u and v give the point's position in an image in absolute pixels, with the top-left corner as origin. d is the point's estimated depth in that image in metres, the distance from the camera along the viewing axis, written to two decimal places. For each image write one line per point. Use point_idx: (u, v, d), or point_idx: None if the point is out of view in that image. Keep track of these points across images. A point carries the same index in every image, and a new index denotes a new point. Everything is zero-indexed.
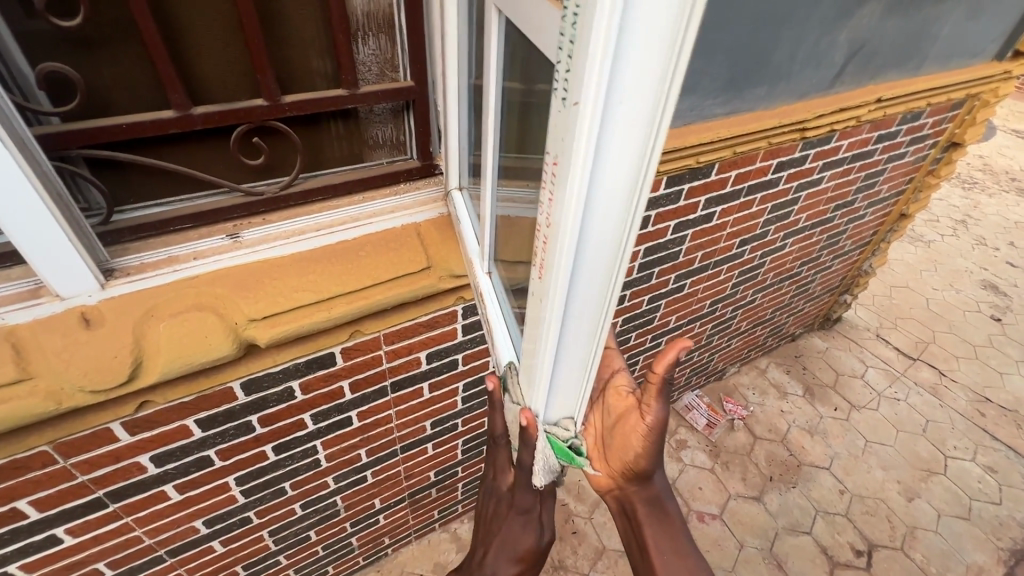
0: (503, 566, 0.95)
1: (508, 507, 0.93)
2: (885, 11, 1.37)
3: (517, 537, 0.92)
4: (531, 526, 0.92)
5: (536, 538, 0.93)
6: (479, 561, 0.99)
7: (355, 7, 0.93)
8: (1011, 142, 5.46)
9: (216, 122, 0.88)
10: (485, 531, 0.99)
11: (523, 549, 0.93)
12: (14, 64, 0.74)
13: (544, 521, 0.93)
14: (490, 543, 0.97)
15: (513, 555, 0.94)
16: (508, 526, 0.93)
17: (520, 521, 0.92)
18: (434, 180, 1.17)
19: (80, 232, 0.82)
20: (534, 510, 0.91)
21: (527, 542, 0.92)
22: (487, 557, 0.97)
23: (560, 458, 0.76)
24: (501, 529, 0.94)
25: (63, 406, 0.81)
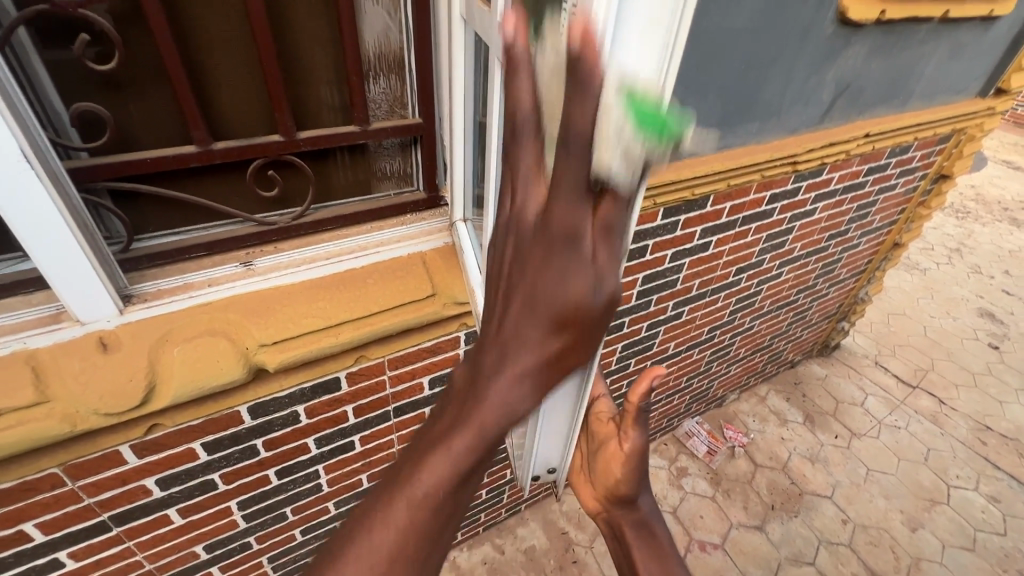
0: (531, 336, 0.52)
1: (536, 238, 0.49)
2: (870, 53, 1.44)
3: (553, 284, 0.49)
4: (579, 263, 0.47)
5: (591, 284, 0.48)
6: (487, 341, 0.56)
7: (368, 50, 0.99)
8: (1002, 173, 5.57)
9: (234, 157, 0.93)
10: (499, 296, 0.55)
11: (567, 302, 0.49)
12: (49, 104, 0.79)
13: (605, 257, 0.48)
14: (507, 306, 0.53)
15: (547, 319, 0.51)
16: (535, 267, 0.49)
17: (559, 252, 0.47)
18: (440, 211, 1.22)
19: (103, 260, 0.86)
20: (583, 227, 0.46)
21: (575, 288, 0.48)
22: (505, 324, 0.54)
23: (650, 135, 0.40)
24: (523, 279, 0.51)
25: (77, 428, 0.83)
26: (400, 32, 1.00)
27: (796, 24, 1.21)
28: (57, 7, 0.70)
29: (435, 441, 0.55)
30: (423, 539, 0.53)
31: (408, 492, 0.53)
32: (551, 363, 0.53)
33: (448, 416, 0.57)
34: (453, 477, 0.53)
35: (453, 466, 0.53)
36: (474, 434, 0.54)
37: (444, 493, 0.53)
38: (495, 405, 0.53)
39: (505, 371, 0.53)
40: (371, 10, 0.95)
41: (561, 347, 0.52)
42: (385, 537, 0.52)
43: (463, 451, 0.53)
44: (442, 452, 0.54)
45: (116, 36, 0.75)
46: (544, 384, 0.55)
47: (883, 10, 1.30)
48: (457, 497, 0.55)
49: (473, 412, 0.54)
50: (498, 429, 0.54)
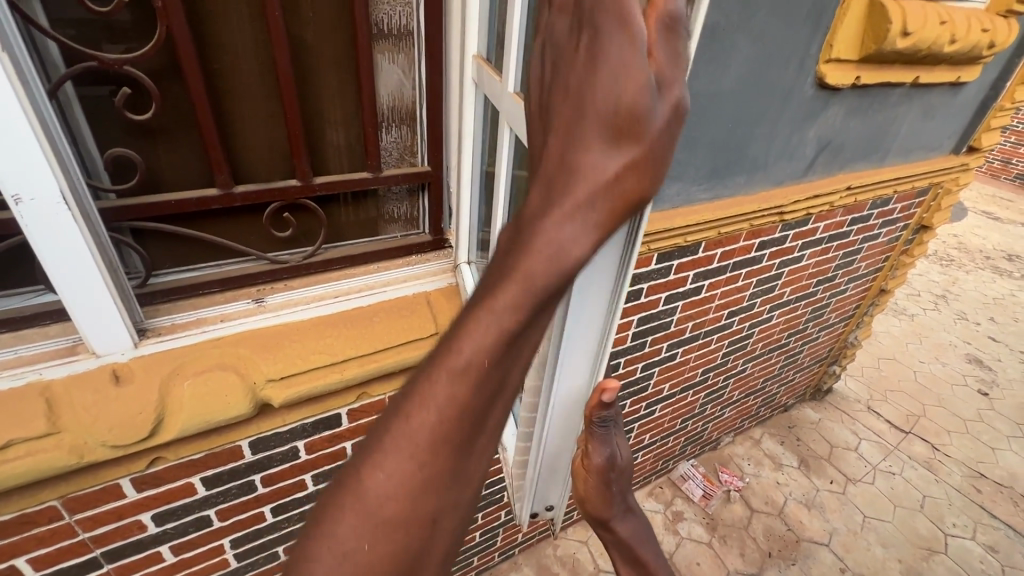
0: (583, 160, 0.45)
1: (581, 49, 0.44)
2: (848, 113, 1.55)
3: (605, 85, 0.43)
4: (631, 54, 0.42)
5: (650, 80, 0.43)
6: (532, 185, 0.49)
7: (382, 102, 1.07)
8: (982, 222, 5.77)
9: (253, 200, 0.99)
10: (544, 122, 0.50)
11: (624, 104, 0.43)
12: (86, 150, 0.85)
13: (658, 54, 0.43)
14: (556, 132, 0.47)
15: (602, 127, 0.44)
16: (583, 76, 0.44)
17: (613, 41, 0.42)
18: (444, 252, 1.28)
19: (123, 295, 0.90)
20: (636, 16, 0.42)
21: (630, 90, 0.42)
22: (552, 148, 0.47)
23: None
24: (571, 92, 0.46)
25: (85, 459, 0.85)
26: (413, 88, 1.08)
27: (778, 87, 1.30)
28: (104, 64, 0.78)
29: (479, 293, 0.47)
30: (466, 422, 0.46)
31: (447, 364, 0.46)
32: (608, 187, 0.45)
33: (491, 271, 0.49)
34: (498, 343, 0.45)
35: (495, 327, 0.45)
36: (519, 292, 0.45)
37: (489, 361, 0.45)
38: (547, 244, 0.45)
39: (555, 203, 0.46)
40: (388, 68, 1.03)
41: (621, 170, 0.45)
42: (426, 420, 0.45)
43: (506, 309, 0.45)
44: (484, 314, 0.46)
45: (156, 90, 0.82)
46: (600, 221, 0.46)
47: (858, 75, 1.41)
48: (502, 376, 0.47)
49: (517, 263, 0.46)
50: (550, 278, 0.46)
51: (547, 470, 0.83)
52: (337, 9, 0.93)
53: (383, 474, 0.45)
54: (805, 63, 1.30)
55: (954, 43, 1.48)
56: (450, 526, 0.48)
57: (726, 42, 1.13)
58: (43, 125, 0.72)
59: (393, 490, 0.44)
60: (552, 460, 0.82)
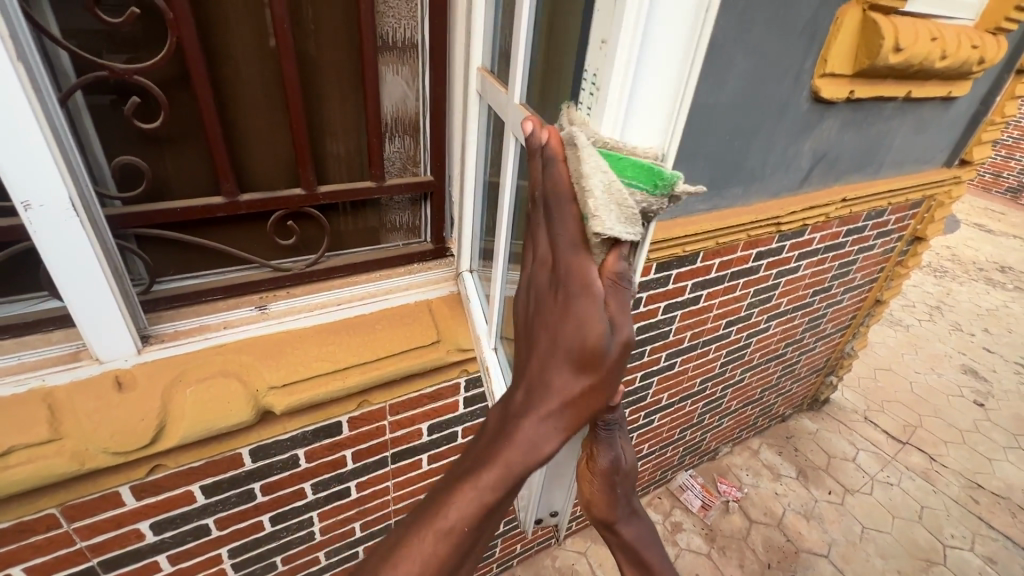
0: (554, 380, 0.55)
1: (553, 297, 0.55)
2: (842, 127, 1.58)
3: (569, 330, 0.53)
4: (590, 312, 0.51)
5: (606, 327, 0.51)
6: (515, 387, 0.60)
7: (386, 113, 1.08)
8: (974, 235, 5.84)
9: (258, 208, 1.00)
10: (528, 337, 0.60)
11: (584, 344, 0.52)
12: (93, 158, 0.86)
13: (614, 304, 0.51)
14: (534, 350, 0.58)
15: (567, 361, 0.54)
16: (554, 320, 0.54)
17: (575, 300, 0.52)
18: (445, 261, 1.29)
19: (127, 301, 0.91)
20: (592, 279, 0.52)
21: (588, 334, 0.52)
22: (532, 365, 0.58)
23: (637, 184, 0.49)
24: (545, 329, 0.56)
25: (86, 466, 0.84)
26: (417, 99, 1.10)
27: (774, 101, 1.33)
28: (114, 74, 0.79)
29: (467, 471, 0.58)
30: (446, 569, 0.56)
31: (435, 522, 0.56)
32: (572, 404, 0.55)
33: (478, 453, 0.59)
34: (478, 510, 0.55)
35: (477, 500, 0.55)
36: (499, 474, 0.56)
37: (469, 525, 0.56)
38: (522, 443, 0.56)
39: (531, 410, 0.56)
40: (391, 79, 1.05)
41: (582, 389, 0.54)
42: (413, 564, 0.54)
43: (488, 486, 0.56)
44: (468, 487, 0.56)
45: (165, 100, 0.84)
46: (568, 427, 0.56)
47: (851, 90, 1.44)
48: (478, 533, 0.57)
49: (498, 449, 0.56)
50: (523, 468, 0.56)
51: (552, 473, 0.85)
52: (345, 22, 0.95)
53: None
54: (800, 78, 1.33)
55: (944, 59, 1.51)
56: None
57: (722, 57, 1.15)
58: (55, 133, 0.73)
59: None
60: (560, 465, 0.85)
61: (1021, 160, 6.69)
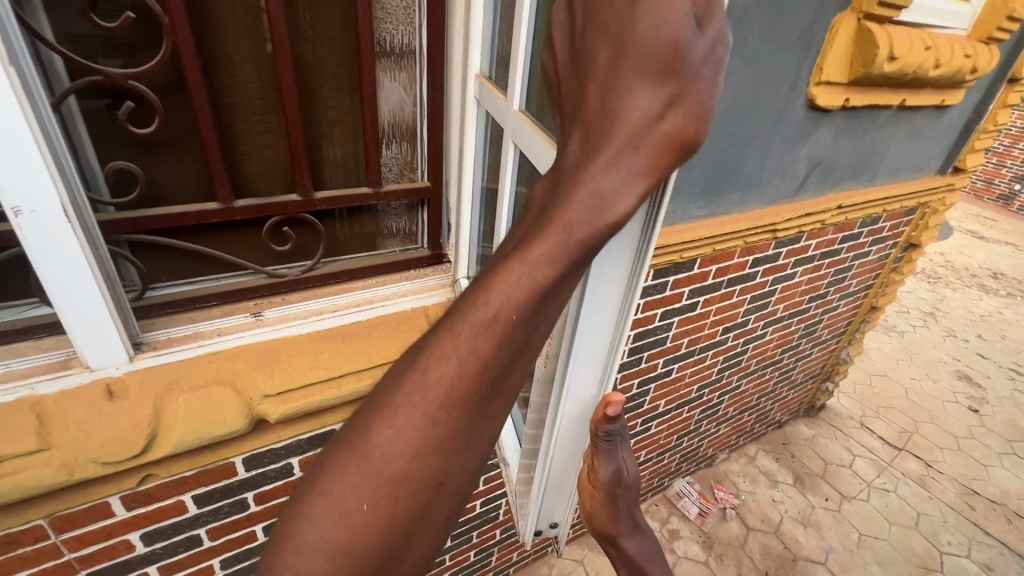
0: (624, 105, 0.44)
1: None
2: (838, 134, 1.59)
3: (646, 26, 0.42)
4: None
5: (690, 15, 0.41)
6: (569, 139, 0.48)
7: (383, 119, 1.08)
8: (967, 241, 5.89)
9: (254, 213, 0.99)
10: (575, 74, 0.48)
11: (665, 39, 0.42)
12: (87, 162, 0.85)
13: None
14: (593, 78, 0.46)
15: (644, 70, 0.43)
16: (622, 21, 0.43)
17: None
18: (442, 267, 1.28)
19: (120, 308, 0.89)
20: None
21: (668, 28, 0.41)
22: (590, 98, 0.46)
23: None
24: (608, 40, 0.44)
25: (74, 476, 0.82)
26: (413, 104, 1.10)
27: (771, 108, 1.33)
28: (108, 79, 0.78)
29: (511, 249, 0.45)
30: (487, 379, 0.43)
31: (470, 317, 0.43)
32: (650, 134, 0.44)
33: (527, 225, 0.47)
34: (531, 290, 0.43)
35: (526, 275, 0.43)
36: (558, 238, 0.43)
37: (521, 311, 0.43)
38: (593, 186, 0.44)
39: (598, 150, 0.45)
40: (389, 85, 1.05)
41: (666, 109, 0.43)
42: (442, 375, 0.42)
43: (546, 253, 0.43)
44: (517, 264, 0.43)
45: (159, 104, 0.83)
46: (647, 168, 0.45)
47: (847, 98, 1.45)
48: (529, 331, 0.45)
49: (560, 208, 0.44)
50: (593, 227, 0.44)
51: (552, 485, 0.83)
52: (342, 26, 0.94)
53: (391, 428, 0.42)
54: (796, 85, 1.33)
55: (939, 68, 1.53)
56: (457, 493, 0.44)
57: None
58: (47, 138, 0.72)
59: (399, 448, 0.41)
60: (559, 474, 0.82)
61: (1012, 166, 6.78)
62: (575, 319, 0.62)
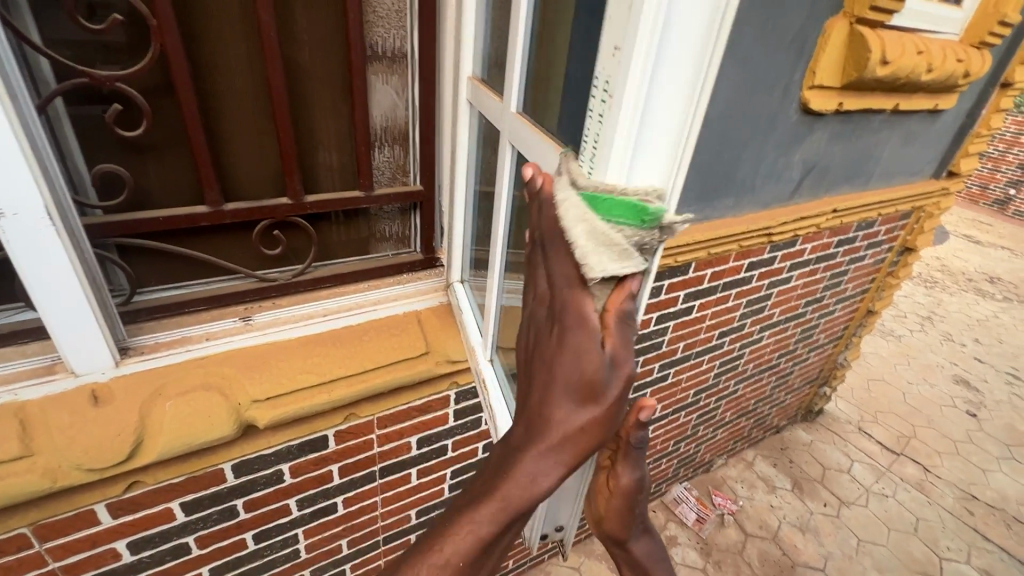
0: (555, 413, 0.52)
1: (550, 331, 0.54)
2: (832, 138, 1.59)
3: (569, 363, 0.51)
4: (588, 346, 0.50)
5: (606, 359, 0.51)
6: (515, 419, 0.57)
7: (375, 122, 1.08)
8: (963, 245, 5.91)
9: (244, 217, 0.98)
10: (526, 373, 0.58)
11: (586, 376, 0.51)
12: (74, 165, 0.84)
13: (615, 338, 0.51)
14: (533, 381, 0.55)
15: (568, 393, 0.52)
16: (552, 353, 0.53)
17: (574, 331, 0.51)
18: (435, 271, 1.27)
19: (106, 313, 0.88)
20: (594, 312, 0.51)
21: (589, 367, 0.51)
22: (531, 402, 0.55)
23: (625, 224, 0.49)
24: (541, 365, 0.54)
25: (58, 484, 0.81)
26: (406, 108, 1.10)
27: (764, 113, 1.33)
28: (95, 81, 0.77)
29: (466, 504, 0.55)
30: None
31: (430, 556, 0.53)
32: (573, 439, 0.52)
33: (477, 486, 0.56)
34: (479, 538, 0.53)
35: (477, 529, 0.53)
36: (496, 509, 0.53)
37: (468, 559, 0.53)
38: (521, 477, 0.53)
39: (530, 444, 0.53)
40: (381, 88, 1.05)
41: (584, 423, 0.51)
42: None
43: (486, 519, 0.53)
44: (466, 521, 0.54)
45: (146, 107, 0.82)
46: (569, 463, 0.53)
47: (840, 102, 1.45)
48: (481, 559, 0.55)
49: (497, 484, 0.53)
50: (522, 504, 0.53)
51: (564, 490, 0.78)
52: (334, 30, 0.94)
53: None
54: (789, 90, 1.34)
55: (931, 72, 1.53)
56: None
57: None
58: (32, 142, 0.71)
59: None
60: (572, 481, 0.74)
61: (1007, 171, 6.82)
62: None
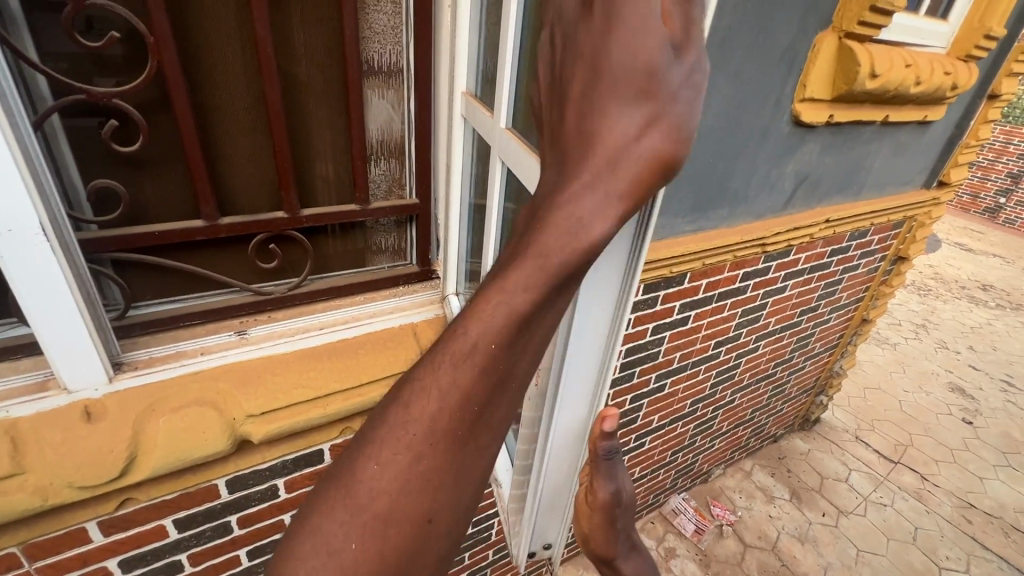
0: (603, 123, 0.41)
1: (596, 26, 0.43)
2: (823, 149, 1.60)
3: (621, 48, 0.40)
4: (644, 19, 0.40)
5: (669, 44, 0.39)
6: (556, 161, 0.46)
7: (371, 136, 1.08)
8: (955, 253, 5.96)
9: (239, 231, 0.99)
10: (564, 107, 0.47)
11: (640, 63, 0.40)
12: (69, 180, 0.84)
13: (678, 21, 0.39)
14: (575, 103, 0.44)
15: (621, 91, 0.41)
16: (599, 45, 0.42)
17: (626, 8, 0.41)
18: (431, 283, 1.28)
19: (101, 329, 0.88)
20: None
21: (646, 51, 0.40)
22: (573, 121, 0.44)
23: None
24: (587, 68, 0.43)
25: (49, 502, 0.80)
26: (402, 123, 1.10)
27: (756, 125, 1.35)
28: (92, 97, 0.78)
29: (491, 282, 0.44)
30: (471, 411, 0.42)
31: (453, 347, 0.42)
32: (630, 154, 0.40)
33: (509, 252, 0.45)
34: (507, 325, 0.41)
35: (505, 312, 0.41)
36: (535, 270, 0.41)
37: (499, 348, 0.41)
38: (564, 213, 0.41)
39: (574, 174, 0.42)
40: (377, 103, 1.05)
41: (645, 129, 0.40)
42: (427, 406, 0.41)
43: (520, 286, 0.41)
44: (495, 294, 0.42)
45: (144, 122, 0.82)
46: (626, 194, 0.41)
47: (831, 114, 1.47)
48: (512, 363, 0.42)
49: (534, 236, 0.42)
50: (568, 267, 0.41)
51: (550, 502, 0.78)
52: (329, 46, 0.95)
53: (377, 463, 0.41)
54: (780, 103, 1.35)
55: (919, 85, 1.56)
56: (448, 534, 0.41)
57: None
58: (26, 156, 0.71)
59: (385, 486, 0.40)
60: (558, 492, 0.77)
61: (996, 180, 6.90)
62: (563, 336, 0.58)
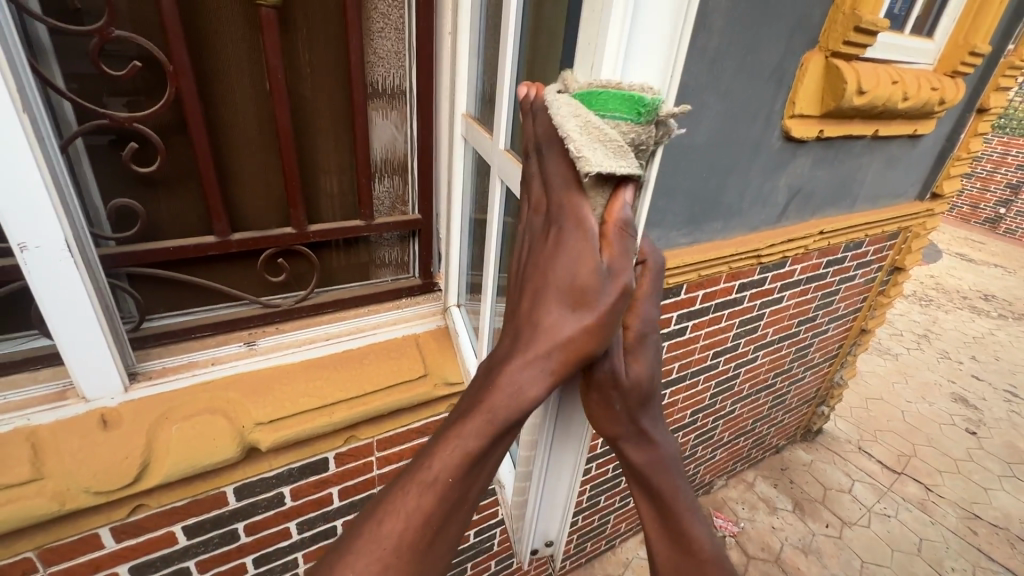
0: (543, 320, 0.49)
1: (544, 237, 0.50)
2: (815, 163, 1.65)
3: (563, 264, 0.48)
4: (583, 247, 0.47)
5: (601, 263, 0.47)
6: (505, 331, 0.54)
7: (375, 155, 1.13)
8: (956, 264, 5.97)
9: (249, 246, 1.03)
10: (517, 286, 0.55)
11: (579, 278, 0.48)
12: (90, 200, 0.89)
13: (613, 246, 0.47)
14: (525, 290, 0.52)
15: (559, 297, 0.49)
16: (546, 255, 0.49)
17: (572, 229, 0.47)
18: (433, 295, 1.32)
19: (118, 339, 0.92)
20: (592, 215, 0.47)
21: (583, 269, 0.47)
22: (522, 306, 0.52)
23: (620, 117, 0.42)
24: (535, 268, 0.51)
25: (65, 507, 0.83)
26: (405, 141, 1.15)
27: (748, 140, 1.39)
28: (114, 122, 0.83)
29: (448, 425, 0.50)
30: (432, 527, 0.47)
31: (417, 477, 0.48)
32: (562, 348, 0.48)
33: (463, 401, 0.52)
34: (463, 460, 0.47)
35: (460, 454, 0.48)
36: (484, 424, 0.48)
37: (455, 479, 0.48)
38: (506, 383, 0.48)
39: (519, 349, 0.49)
40: (381, 123, 1.10)
41: (575, 330, 0.48)
42: (393, 530, 0.46)
43: (472, 433, 0.48)
44: (451, 437, 0.48)
45: (161, 145, 0.88)
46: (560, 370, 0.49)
47: (821, 129, 1.52)
48: (465, 490, 0.49)
49: (481, 400, 0.49)
50: (508, 417, 0.48)
51: (550, 502, 0.80)
52: (336, 71, 1.00)
53: (352, 574, 0.44)
54: (771, 119, 1.40)
55: (907, 100, 1.60)
56: None
57: (696, 100, 1.21)
58: (54, 178, 0.76)
59: None
60: (556, 493, 0.80)
61: (995, 191, 6.94)
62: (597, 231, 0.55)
